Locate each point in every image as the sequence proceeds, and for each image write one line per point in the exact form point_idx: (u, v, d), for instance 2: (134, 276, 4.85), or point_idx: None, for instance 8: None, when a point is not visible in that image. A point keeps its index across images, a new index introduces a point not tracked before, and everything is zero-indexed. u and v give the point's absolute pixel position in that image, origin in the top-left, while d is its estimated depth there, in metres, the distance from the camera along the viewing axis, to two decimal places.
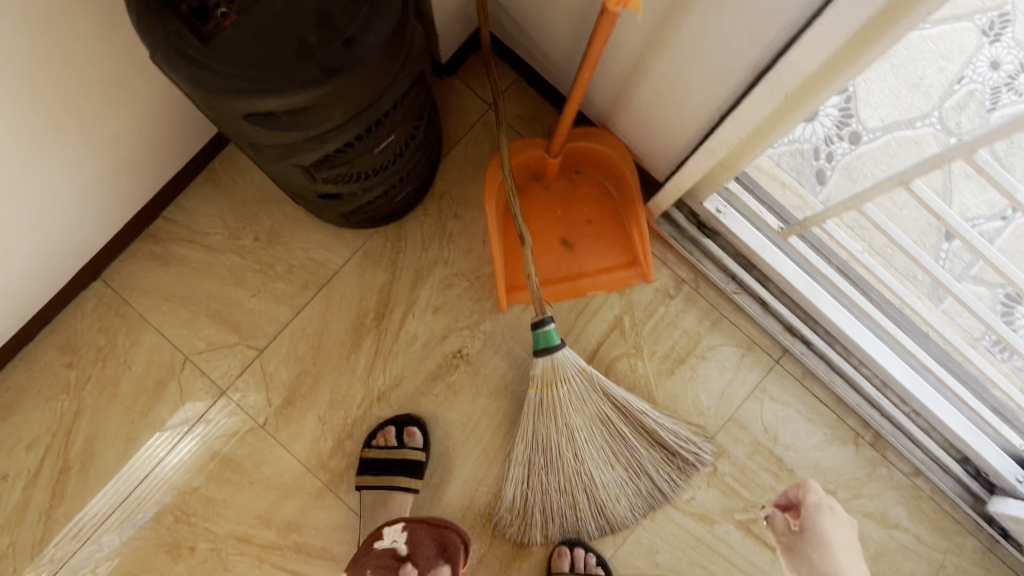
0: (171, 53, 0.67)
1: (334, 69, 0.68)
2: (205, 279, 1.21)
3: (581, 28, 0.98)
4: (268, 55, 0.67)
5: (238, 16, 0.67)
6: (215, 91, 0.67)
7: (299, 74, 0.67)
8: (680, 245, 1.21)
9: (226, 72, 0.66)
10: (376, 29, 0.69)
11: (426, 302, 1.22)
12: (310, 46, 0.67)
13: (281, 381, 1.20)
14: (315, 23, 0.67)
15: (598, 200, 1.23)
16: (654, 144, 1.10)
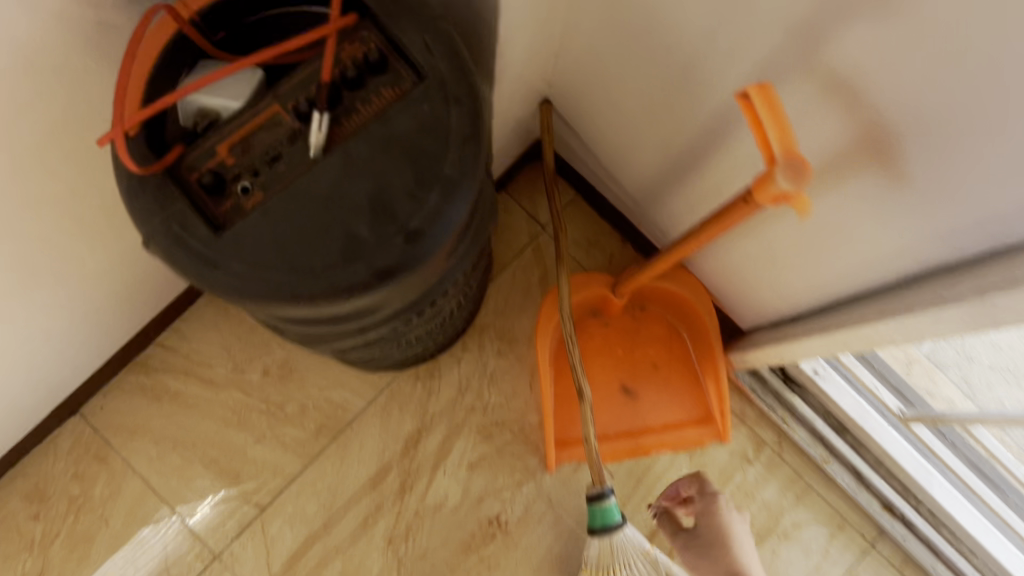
0: (169, 245, 0.49)
1: (390, 271, 0.50)
2: (203, 419, 1.03)
3: (672, 170, 0.82)
4: (302, 253, 0.50)
5: (264, 196, 0.51)
6: (229, 297, 0.49)
7: (342, 282, 0.49)
8: (759, 398, 1.03)
9: (246, 276, 0.49)
10: (448, 219, 0.51)
11: (460, 456, 1.03)
12: (361, 243, 0.50)
13: (285, 546, 1.00)
14: (367, 212, 0.50)
15: (665, 342, 1.03)
16: (746, 297, 0.92)
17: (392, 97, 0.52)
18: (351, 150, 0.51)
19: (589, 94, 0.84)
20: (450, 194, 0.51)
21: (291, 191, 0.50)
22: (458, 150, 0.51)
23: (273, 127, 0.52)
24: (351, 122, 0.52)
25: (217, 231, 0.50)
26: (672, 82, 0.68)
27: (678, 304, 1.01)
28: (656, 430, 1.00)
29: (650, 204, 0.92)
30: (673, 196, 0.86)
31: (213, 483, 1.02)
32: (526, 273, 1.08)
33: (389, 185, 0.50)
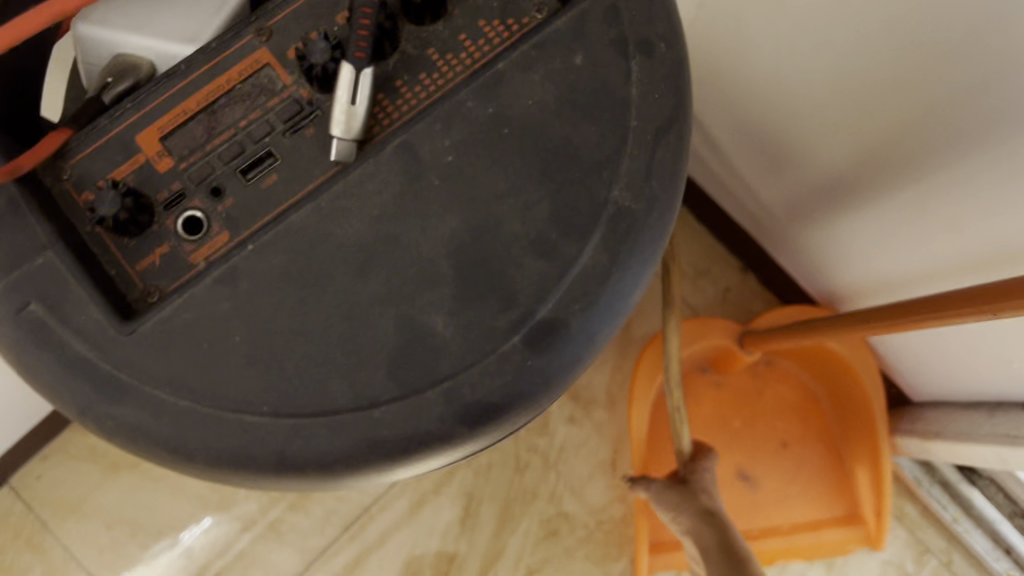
0: (38, 326, 0.29)
1: (459, 390, 0.30)
2: (173, 498, 0.77)
3: (861, 183, 0.57)
4: (317, 347, 0.30)
5: (232, 237, 0.31)
6: (153, 438, 0.29)
7: (395, 419, 0.30)
8: (925, 492, 0.76)
9: (209, 390, 0.29)
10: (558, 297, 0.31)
11: (515, 557, 0.76)
12: (420, 334, 0.30)
13: None
14: (430, 272, 0.31)
15: (798, 413, 0.77)
16: (930, 368, 0.67)
17: (493, 41, 0.33)
18: (416, 152, 0.31)
19: (743, 73, 0.59)
20: (579, 246, 0.31)
21: (284, 233, 0.30)
22: (645, 154, 0.32)
23: (257, 96, 0.32)
24: (415, 89, 0.32)
25: (129, 319, 0.30)
26: (922, 57, 0.44)
27: (823, 364, 0.74)
28: (781, 531, 0.73)
29: (808, 227, 0.66)
30: (846, 221, 0.61)
31: (196, 526, 0.77)
32: None
33: (469, 236, 0.31)
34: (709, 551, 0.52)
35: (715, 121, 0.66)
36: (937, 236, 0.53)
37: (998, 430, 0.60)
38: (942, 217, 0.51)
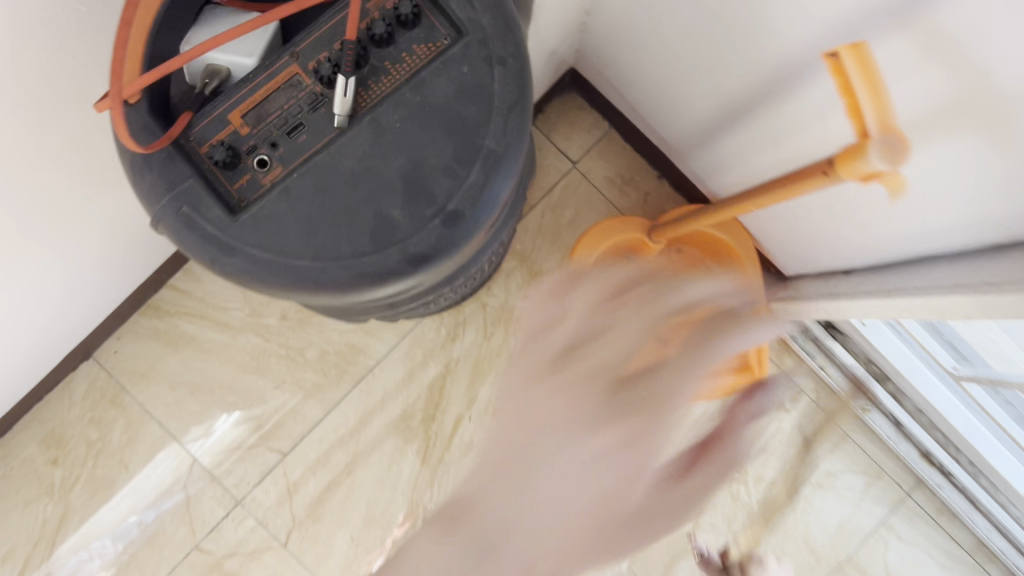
0: (178, 229, 0.44)
1: (422, 260, 0.44)
2: (220, 365, 1.00)
3: (732, 111, 0.74)
4: (327, 234, 0.44)
5: (286, 170, 0.45)
6: (247, 280, 0.44)
7: (375, 268, 0.44)
8: (800, 345, 1.00)
9: (271, 253, 0.44)
10: (491, 198, 0.45)
11: (485, 403, 1.01)
12: (393, 225, 0.45)
13: (310, 493, 1.00)
14: (402, 183, 0.45)
15: None
16: (795, 251, 0.88)
17: (424, 55, 0.46)
18: (382, 115, 0.46)
19: (635, 32, 0.77)
20: (496, 170, 0.45)
21: (312, 166, 0.45)
22: (502, 119, 0.45)
23: (291, 90, 0.46)
24: (379, 85, 0.46)
25: (234, 212, 0.45)
26: (745, 21, 0.61)
27: (717, 250, 0.95)
28: None
29: (703, 144, 0.85)
30: (728, 138, 0.79)
31: (228, 417, 1.00)
32: (557, 212, 1.02)
33: (425, 160, 0.45)
34: None
35: (625, 65, 0.86)
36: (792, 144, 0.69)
37: (825, 291, 0.82)
38: (780, 131, 0.69)
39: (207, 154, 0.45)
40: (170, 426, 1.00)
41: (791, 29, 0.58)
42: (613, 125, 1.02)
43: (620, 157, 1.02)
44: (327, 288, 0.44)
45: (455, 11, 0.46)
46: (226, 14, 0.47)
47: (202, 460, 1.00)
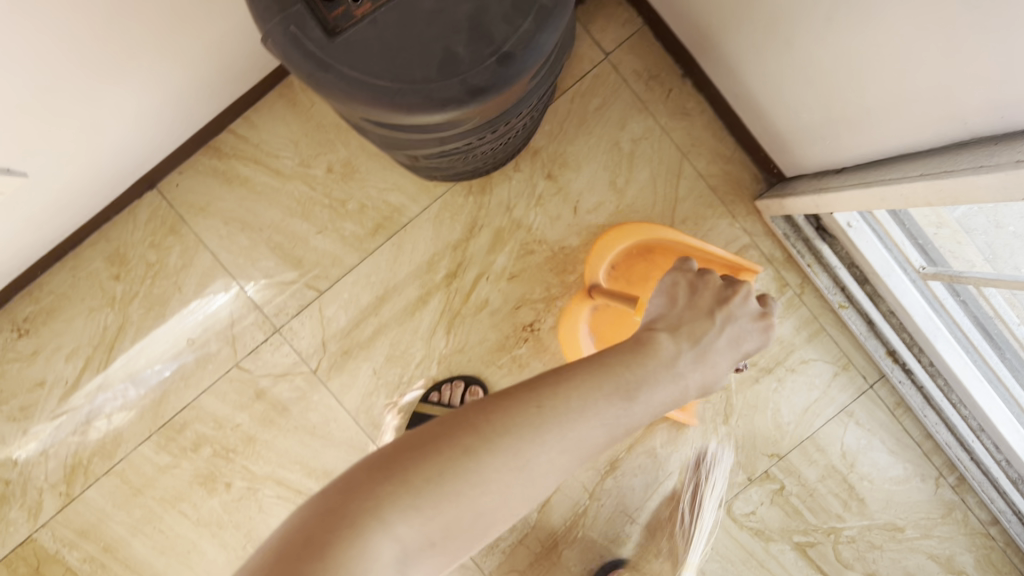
0: (285, 49, 0.54)
1: (477, 92, 0.55)
2: (269, 207, 1.11)
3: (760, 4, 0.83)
4: (403, 64, 0.55)
5: (374, 5, 0.55)
6: (338, 94, 0.55)
7: (438, 93, 0.54)
8: (792, 245, 1.10)
9: (357, 72, 0.54)
10: (540, 44, 0.55)
11: (502, 267, 1.13)
12: (457, 60, 0.54)
13: (340, 328, 1.12)
14: (468, 28, 0.54)
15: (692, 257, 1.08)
16: (794, 150, 0.99)
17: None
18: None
19: None
20: (546, 21, 0.55)
21: (396, 4, 0.55)
22: None
23: None
24: None
25: (330, 36, 0.55)
26: None
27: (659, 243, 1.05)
28: None
29: (729, 41, 0.94)
30: (753, 31, 0.88)
31: (254, 284, 1.12)
32: (585, 99, 1.11)
33: (490, 7, 0.54)
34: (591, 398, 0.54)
35: None
36: (812, 37, 0.78)
37: (818, 187, 0.93)
38: (805, 26, 0.78)
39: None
40: (219, 259, 1.12)
41: None
42: (646, 23, 1.11)
43: (649, 53, 1.11)
44: (398, 106, 0.55)
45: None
46: None
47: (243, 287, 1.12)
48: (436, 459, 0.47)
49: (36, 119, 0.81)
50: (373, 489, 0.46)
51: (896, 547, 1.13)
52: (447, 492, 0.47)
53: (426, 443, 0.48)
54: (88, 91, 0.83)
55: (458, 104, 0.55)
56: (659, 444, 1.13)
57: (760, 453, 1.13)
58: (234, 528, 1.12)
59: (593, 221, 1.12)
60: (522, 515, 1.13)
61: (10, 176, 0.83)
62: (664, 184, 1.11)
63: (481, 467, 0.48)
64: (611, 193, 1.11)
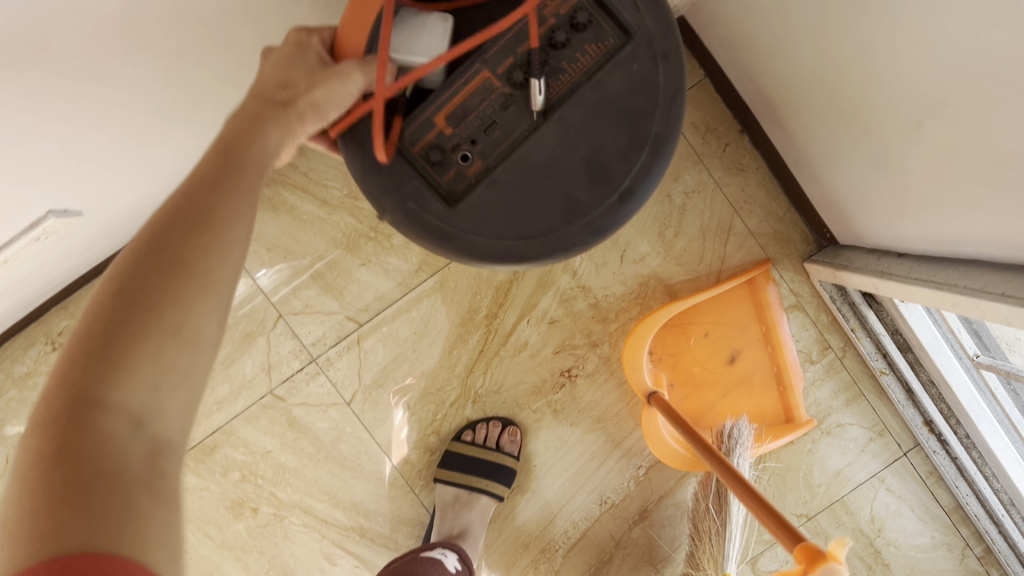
0: (408, 222, 0.65)
1: (595, 229, 0.66)
2: (315, 237, 1.10)
3: (844, 88, 0.82)
4: (526, 220, 0.65)
5: (485, 162, 0.66)
6: (471, 258, 0.66)
7: (569, 236, 0.65)
8: (836, 308, 1.10)
9: (488, 231, 0.65)
10: (654, 173, 0.66)
11: (544, 311, 1.12)
12: (578, 204, 0.65)
13: (376, 362, 1.12)
14: (583, 176, 0.65)
15: (715, 321, 1.11)
16: (852, 222, 0.98)
17: (596, 54, 0.65)
18: (567, 113, 0.65)
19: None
20: (657, 151, 0.66)
21: (512, 161, 0.65)
22: (664, 107, 0.66)
23: (486, 92, 0.65)
24: (559, 85, 0.65)
25: (452, 202, 0.65)
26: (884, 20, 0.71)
27: (664, 329, 1.11)
28: (777, 341, 1.09)
29: (801, 112, 0.93)
30: (829, 110, 0.87)
31: (266, 270, 1.09)
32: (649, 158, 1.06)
33: (604, 148, 0.65)
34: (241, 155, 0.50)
35: (746, 26, 0.92)
36: (897, 133, 0.78)
37: (877, 268, 0.92)
38: (892, 120, 0.78)
39: (420, 157, 0.65)
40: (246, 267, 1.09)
41: (933, 40, 0.66)
42: (707, 75, 1.09)
43: (708, 106, 1.09)
44: (529, 251, 0.65)
45: (625, 18, 0.65)
46: (414, 27, 0.62)
47: (259, 281, 1.09)
48: (147, 312, 0.42)
49: (104, 161, 0.79)
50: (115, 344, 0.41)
51: None
52: (160, 310, 0.42)
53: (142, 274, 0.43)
54: (158, 131, 0.81)
55: (582, 246, 0.66)
56: (688, 497, 1.14)
57: (790, 513, 1.12)
58: (258, 554, 1.12)
59: (638, 272, 1.10)
60: (547, 558, 1.13)
61: (67, 216, 0.81)
62: (712, 240, 1.10)
63: (187, 318, 0.43)
64: (658, 245, 1.10)
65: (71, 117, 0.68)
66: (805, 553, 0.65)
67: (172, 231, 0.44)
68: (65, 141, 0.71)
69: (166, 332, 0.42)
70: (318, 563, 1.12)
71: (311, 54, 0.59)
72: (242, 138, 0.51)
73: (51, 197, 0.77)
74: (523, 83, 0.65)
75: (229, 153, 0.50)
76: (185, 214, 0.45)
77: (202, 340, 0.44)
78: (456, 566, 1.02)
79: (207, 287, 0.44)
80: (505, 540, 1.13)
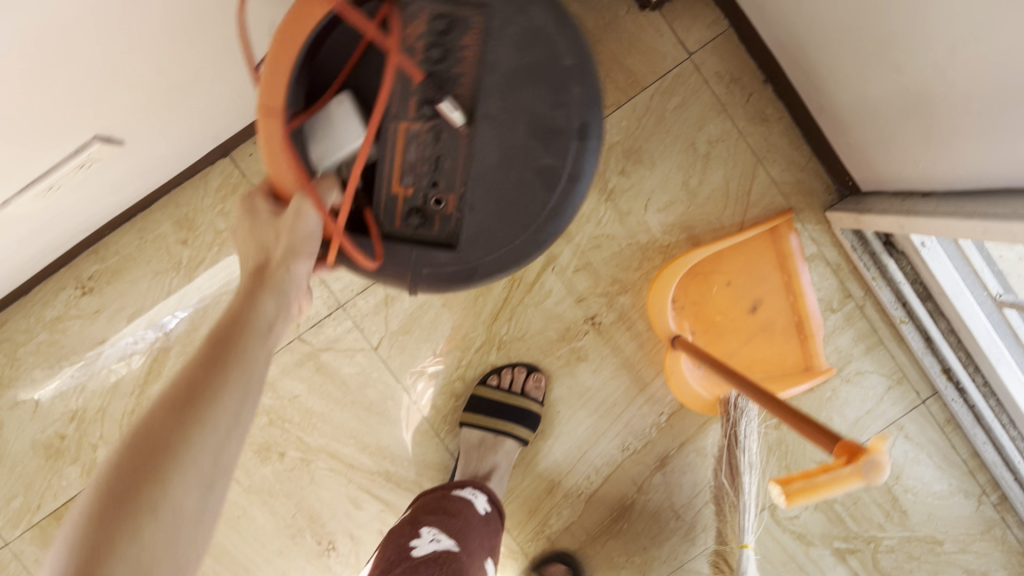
0: (435, 282, 0.77)
1: (575, 174, 0.76)
2: None
3: (879, 25, 0.82)
4: (521, 212, 0.77)
5: (458, 190, 0.77)
6: (502, 269, 0.78)
7: (561, 194, 0.76)
8: (856, 258, 1.11)
9: (503, 240, 0.77)
10: (590, 95, 0.74)
11: (568, 259, 1.12)
12: (551, 167, 0.76)
13: (402, 309, 1.13)
14: (539, 147, 0.75)
15: (739, 270, 1.12)
16: (876, 167, 1.00)
17: (475, 39, 0.73)
18: (486, 108, 0.74)
19: None
20: (584, 79, 0.74)
21: (479, 177, 0.76)
22: (557, 41, 0.73)
23: (414, 138, 0.75)
24: (462, 90, 0.74)
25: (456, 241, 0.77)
26: None
27: (688, 278, 1.13)
28: (796, 291, 1.09)
29: (831, 55, 0.94)
30: (862, 50, 0.87)
31: None
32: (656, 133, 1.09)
33: (538, 111, 0.74)
34: (231, 337, 0.62)
35: None
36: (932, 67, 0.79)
37: (902, 208, 0.94)
38: (928, 55, 0.78)
39: (406, 227, 0.77)
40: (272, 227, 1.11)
41: None
42: (733, 25, 1.10)
43: (733, 56, 1.10)
44: (539, 227, 0.77)
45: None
46: (324, 131, 0.71)
47: None
48: (136, 492, 0.51)
49: (151, 89, 0.80)
50: (109, 528, 0.49)
51: (933, 559, 1.16)
52: (160, 468, 0.51)
53: (142, 459, 0.52)
54: (199, 61, 0.82)
55: (576, 192, 0.77)
56: (709, 444, 1.15)
57: (809, 459, 1.15)
58: (285, 497, 1.13)
59: (662, 220, 1.12)
60: (570, 502, 1.15)
61: (110, 144, 0.82)
62: (736, 189, 1.11)
63: (175, 488, 0.52)
64: (682, 193, 1.11)
65: (121, 35, 0.69)
66: (848, 450, 0.59)
67: (165, 419, 0.54)
68: (115, 61, 0.72)
69: (146, 506, 0.50)
70: (345, 507, 1.14)
71: (261, 211, 0.73)
72: (235, 328, 0.63)
73: (97, 122, 0.78)
74: (434, 113, 0.74)
75: (220, 341, 0.61)
76: (180, 403, 0.55)
77: (182, 512, 0.52)
78: (486, 507, 1.03)
79: (191, 450, 0.53)
80: (529, 484, 1.15)
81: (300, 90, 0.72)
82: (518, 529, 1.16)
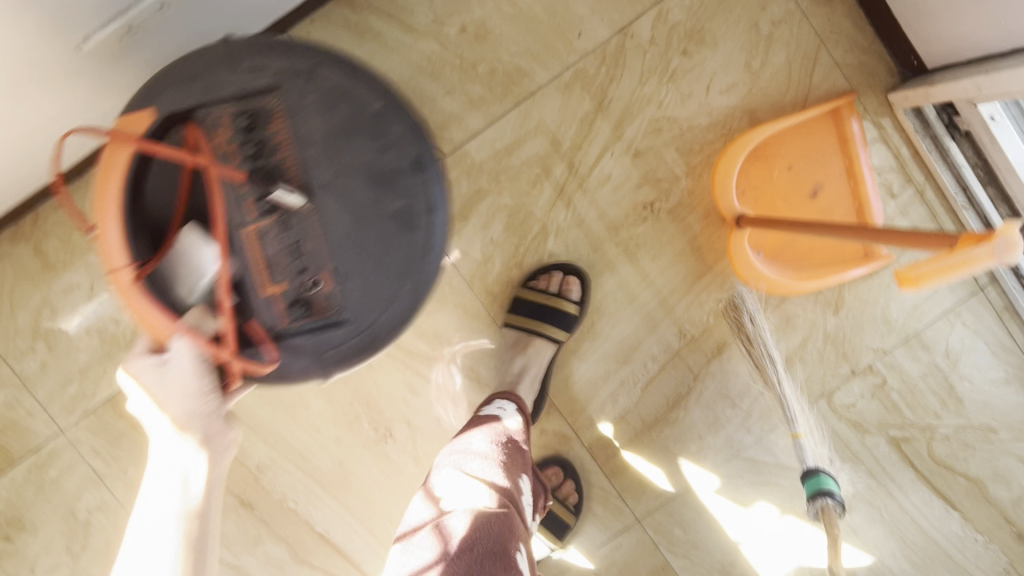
0: (342, 359, 0.84)
1: (430, 206, 0.83)
2: (400, 63, 1.09)
3: None
4: (393, 262, 0.83)
5: (328, 270, 0.83)
6: (398, 325, 0.84)
7: (425, 225, 0.83)
8: (918, 141, 1.11)
9: (387, 299, 0.83)
10: (409, 122, 0.82)
11: (627, 143, 1.12)
12: (404, 209, 0.82)
13: (460, 194, 1.12)
14: (384, 194, 0.82)
15: (799, 155, 1.11)
16: (949, 35, 0.99)
17: (281, 121, 0.81)
18: (320, 178, 0.81)
19: None
20: (397, 106, 0.81)
21: (341, 246, 0.82)
22: (356, 85, 0.81)
23: (268, 233, 0.82)
24: (292, 173, 0.81)
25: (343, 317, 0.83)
26: None
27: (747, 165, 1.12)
28: (854, 175, 1.08)
29: None
30: None
31: None
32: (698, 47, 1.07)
33: (372, 160, 0.81)
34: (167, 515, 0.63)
35: None
36: None
37: (980, 70, 0.94)
38: None
39: (294, 320, 0.83)
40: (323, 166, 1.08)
41: None
42: None
43: None
44: (417, 268, 0.83)
45: (257, 83, 0.80)
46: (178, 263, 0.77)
47: None
48: None
49: None
50: None
51: (988, 448, 1.16)
52: None
53: None
54: None
55: (436, 222, 0.83)
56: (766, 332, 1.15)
57: (867, 346, 1.15)
58: (342, 384, 1.13)
59: (725, 102, 1.11)
60: (627, 390, 1.15)
61: None
62: (798, 70, 1.11)
63: None
64: (745, 75, 1.11)
65: None
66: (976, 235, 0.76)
67: None
68: None
69: None
70: (402, 394, 1.14)
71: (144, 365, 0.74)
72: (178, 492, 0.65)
73: None
74: (272, 207, 0.81)
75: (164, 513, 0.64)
76: None
77: None
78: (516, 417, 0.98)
79: None
80: (587, 372, 1.15)
81: (142, 245, 0.77)
82: (571, 415, 1.15)
